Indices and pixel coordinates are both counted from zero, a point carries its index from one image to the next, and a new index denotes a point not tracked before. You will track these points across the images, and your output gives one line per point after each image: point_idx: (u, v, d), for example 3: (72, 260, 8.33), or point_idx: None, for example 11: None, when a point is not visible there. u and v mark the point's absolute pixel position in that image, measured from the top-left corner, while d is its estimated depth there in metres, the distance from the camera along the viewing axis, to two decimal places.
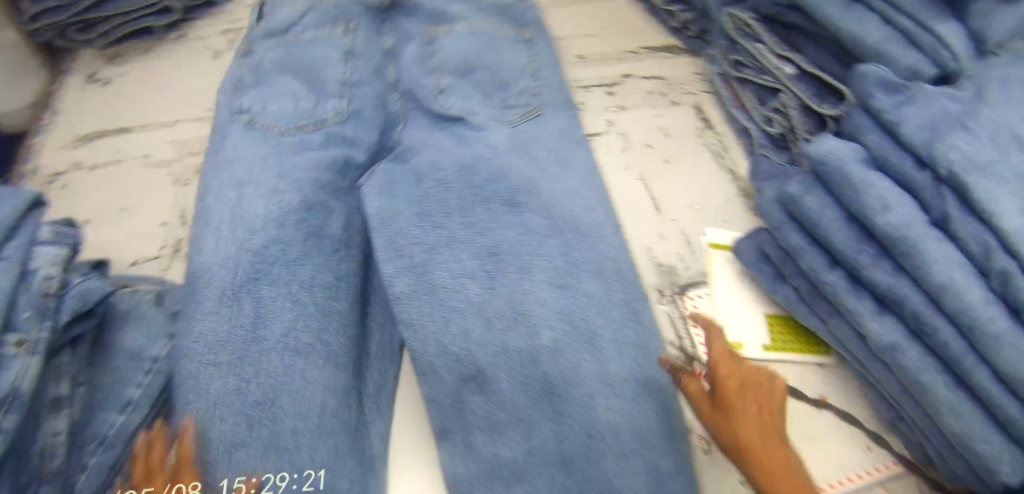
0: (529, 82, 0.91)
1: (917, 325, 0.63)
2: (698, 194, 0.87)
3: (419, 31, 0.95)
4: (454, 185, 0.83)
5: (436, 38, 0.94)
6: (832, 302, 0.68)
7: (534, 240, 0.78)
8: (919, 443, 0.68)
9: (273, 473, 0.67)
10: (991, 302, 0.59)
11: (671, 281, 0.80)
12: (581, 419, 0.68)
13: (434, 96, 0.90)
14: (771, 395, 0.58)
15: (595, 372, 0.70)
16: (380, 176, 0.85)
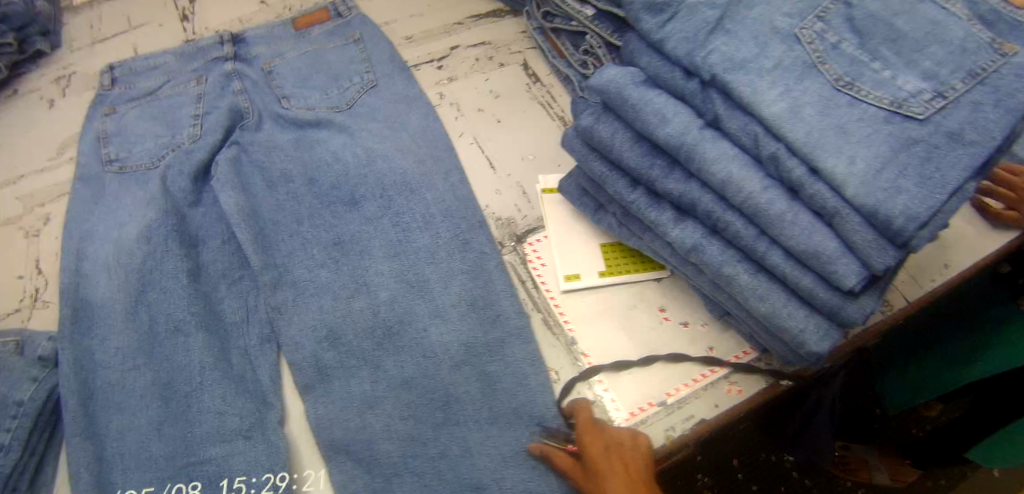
0: (365, 71, 0.97)
1: (711, 224, 0.66)
2: (524, 144, 0.92)
3: (256, 51, 1.01)
4: (303, 197, 0.88)
5: (272, 64, 0.99)
6: (639, 218, 0.71)
7: (372, 227, 0.84)
8: (751, 334, 0.71)
9: (274, 474, 0.72)
10: (768, 186, 0.62)
11: (510, 231, 0.84)
12: (414, 347, 0.76)
13: (275, 103, 0.96)
14: (607, 450, 0.64)
15: (426, 310, 0.78)
16: (226, 166, 0.89)
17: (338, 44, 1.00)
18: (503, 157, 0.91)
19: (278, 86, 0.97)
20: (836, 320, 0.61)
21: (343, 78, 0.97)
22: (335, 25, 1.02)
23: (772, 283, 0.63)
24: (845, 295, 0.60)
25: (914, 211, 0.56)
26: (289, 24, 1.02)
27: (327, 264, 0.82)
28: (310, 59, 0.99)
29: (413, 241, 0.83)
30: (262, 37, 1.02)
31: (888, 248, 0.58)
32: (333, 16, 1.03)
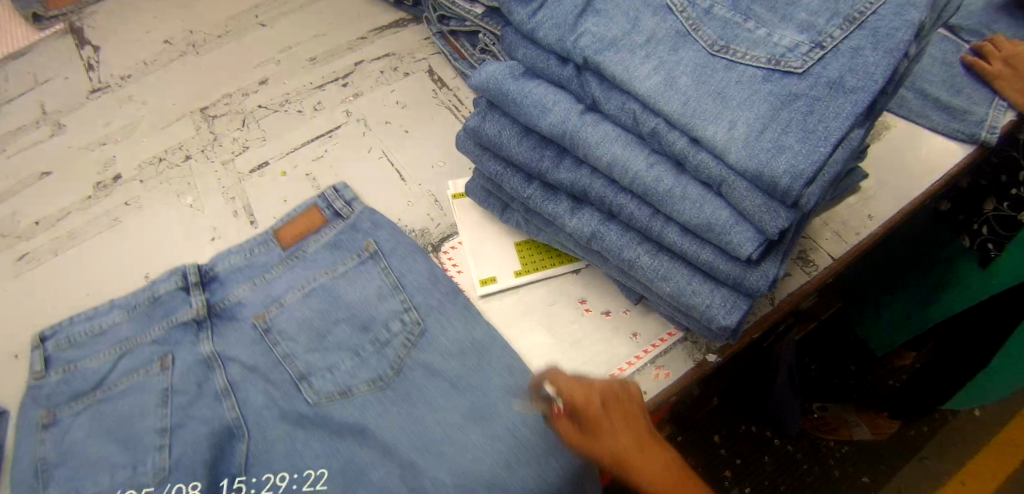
0: (403, 304, 0.73)
1: (606, 209, 0.64)
2: (435, 152, 0.91)
3: (241, 294, 0.75)
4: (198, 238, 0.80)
5: (267, 315, 0.72)
6: (539, 212, 0.69)
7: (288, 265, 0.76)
8: (671, 316, 0.68)
9: (273, 474, 0.66)
10: (654, 163, 0.60)
11: (425, 242, 0.83)
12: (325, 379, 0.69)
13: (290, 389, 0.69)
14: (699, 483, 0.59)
15: (330, 337, 0.71)
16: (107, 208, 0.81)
17: (351, 264, 0.75)
18: (415, 167, 0.90)
19: (282, 348, 0.71)
20: (742, 291, 0.58)
21: (377, 324, 0.72)
22: (335, 234, 0.77)
23: (674, 261, 0.61)
24: (745, 264, 0.57)
25: (798, 168, 0.53)
26: (273, 238, 0.78)
27: (249, 309, 0.74)
28: (326, 298, 0.73)
29: (327, 273, 0.75)
30: (244, 274, 0.76)
31: (779, 211, 0.55)
32: (332, 219, 0.79)
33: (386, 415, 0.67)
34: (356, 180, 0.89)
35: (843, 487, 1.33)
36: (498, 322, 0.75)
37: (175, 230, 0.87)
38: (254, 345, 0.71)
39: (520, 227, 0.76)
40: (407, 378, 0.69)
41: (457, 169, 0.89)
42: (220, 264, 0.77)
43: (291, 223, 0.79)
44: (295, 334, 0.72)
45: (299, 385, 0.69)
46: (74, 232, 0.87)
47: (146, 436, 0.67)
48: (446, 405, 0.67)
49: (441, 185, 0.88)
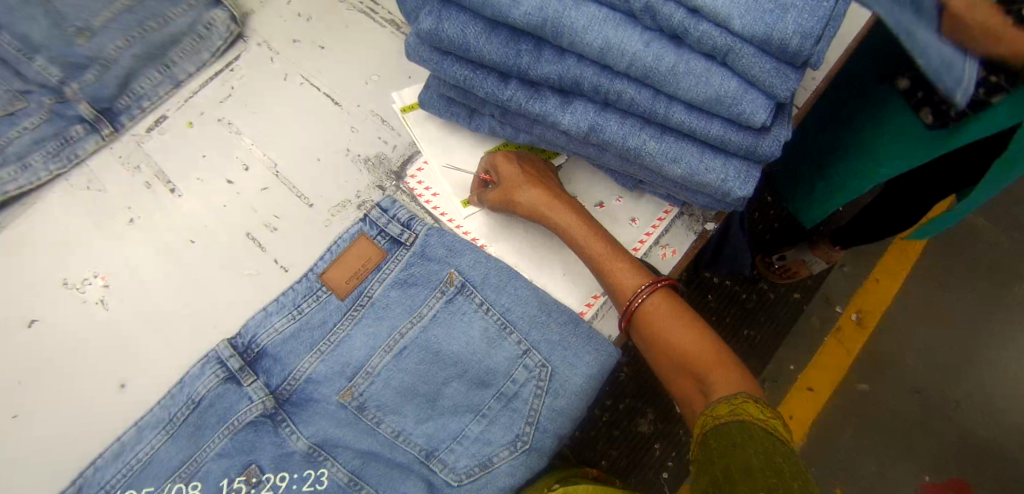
0: (518, 347, 0.66)
1: (603, 98, 0.60)
2: (365, 65, 0.79)
3: (309, 367, 0.65)
4: (168, 251, 0.72)
5: (357, 389, 0.64)
6: (522, 114, 0.64)
7: (298, 241, 0.72)
8: (668, 194, 0.68)
9: (273, 473, 0.63)
10: (651, 40, 0.56)
11: (386, 170, 0.74)
12: (356, 356, 0.65)
13: (405, 452, 0.65)
14: (610, 240, 0.67)
15: (340, 307, 0.66)
16: (42, 236, 0.72)
17: (354, 234, 0.68)
18: (348, 86, 0.78)
19: (389, 424, 0.65)
20: (753, 159, 0.59)
21: (498, 377, 0.66)
22: (400, 269, 0.67)
23: (682, 141, 0.60)
24: (755, 132, 0.58)
25: (807, 27, 0.52)
26: (322, 287, 0.66)
27: (277, 326, 0.65)
28: (425, 355, 0.66)
29: (336, 248, 0.67)
30: (287, 338, 0.65)
31: (789, 73, 0.55)
32: (393, 251, 0.68)
33: (418, 372, 0.66)
34: (283, 117, 0.77)
35: (778, 305, 1.48)
36: (499, 241, 0.72)
37: (84, 220, 0.73)
38: (262, 338, 0.65)
39: (494, 133, 0.71)
40: (428, 328, 0.66)
41: (396, 79, 0.79)
42: (267, 334, 0.65)
43: (339, 261, 0.67)
44: (311, 314, 0.66)
45: (328, 363, 0.65)
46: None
47: (167, 459, 0.61)
48: (475, 343, 0.66)
49: (383, 102, 0.77)
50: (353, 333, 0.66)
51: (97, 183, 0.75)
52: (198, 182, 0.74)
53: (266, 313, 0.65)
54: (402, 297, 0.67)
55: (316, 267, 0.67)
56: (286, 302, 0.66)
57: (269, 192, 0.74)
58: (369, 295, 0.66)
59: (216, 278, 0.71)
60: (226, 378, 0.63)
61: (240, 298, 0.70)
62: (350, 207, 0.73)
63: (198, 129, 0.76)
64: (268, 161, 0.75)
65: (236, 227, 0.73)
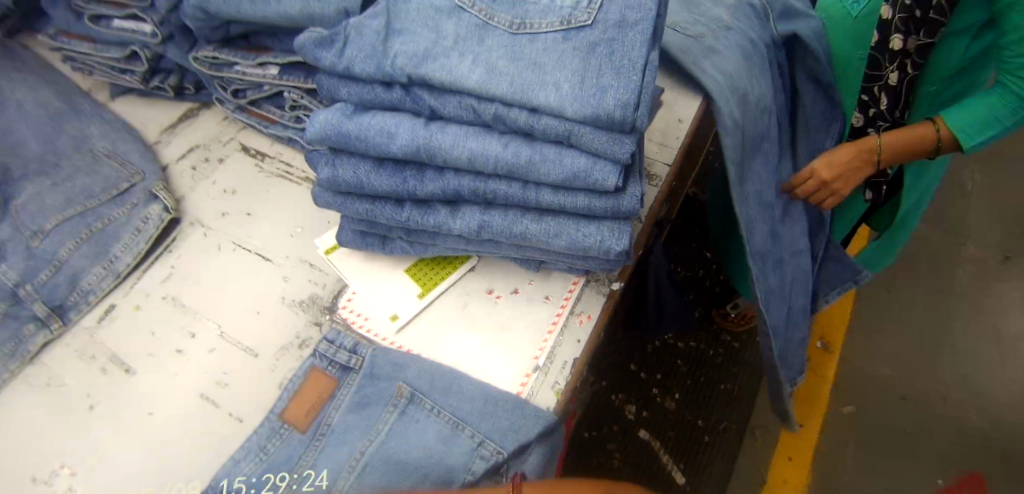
0: (473, 441, 0.68)
1: (483, 198, 0.69)
2: (287, 221, 0.89)
3: None
4: (124, 428, 0.76)
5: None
6: (422, 229, 0.73)
7: (249, 387, 0.77)
8: (568, 266, 0.76)
9: None
10: (507, 142, 0.67)
11: (319, 307, 0.81)
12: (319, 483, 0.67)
13: None
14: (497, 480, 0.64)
15: (301, 440, 0.70)
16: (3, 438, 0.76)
17: (307, 370, 0.74)
18: (273, 242, 0.87)
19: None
20: (622, 216, 0.68)
21: (457, 473, 0.66)
22: (351, 391, 0.72)
23: (558, 218, 0.69)
24: (615, 194, 0.67)
25: (624, 98, 0.63)
26: (283, 424, 0.71)
27: (244, 471, 0.68)
28: (387, 469, 0.67)
29: (290, 385, 0.74)
30: (255, 480, 0.68)
31: (623, 140, 0.65)
32: (344, 377, 0.74)
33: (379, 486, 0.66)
34: (220, 281, 0.85)
35: (747, 353, 1.49)
36: (428, 349, 0.76)
37: (45, 418, 0.77)
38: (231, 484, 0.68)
39: (406, 253, 0.79)
40: (384, 440, 0.68)
41: (317, 225, 0.88)
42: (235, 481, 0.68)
43: (297, 397, 0.73)
44: (277, 451, 0.70)
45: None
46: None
47: None
48: (433, 443, 0.68)
49: (307, 248, 0.86)
50: (314, 462, 0.68)
51: (54, 378, 0.80)
52: (150, 358, 0.80)
53: (232, 462, 0.69)
54: (357, 416, 0.70)
55: (275, 407, 0.72)
56: (251, 446, 0.70)
57: (215, 352, 0.79)
58: (327, 422, 0.70)
59: (174, 444, 0.74)
60: None
61: (200, 457, 0.73)
62: (292, 348, 0.79)
63: (144, 310, 0.84)
64: (212, 323, 0.81)
65: (187, 393, 0.77)
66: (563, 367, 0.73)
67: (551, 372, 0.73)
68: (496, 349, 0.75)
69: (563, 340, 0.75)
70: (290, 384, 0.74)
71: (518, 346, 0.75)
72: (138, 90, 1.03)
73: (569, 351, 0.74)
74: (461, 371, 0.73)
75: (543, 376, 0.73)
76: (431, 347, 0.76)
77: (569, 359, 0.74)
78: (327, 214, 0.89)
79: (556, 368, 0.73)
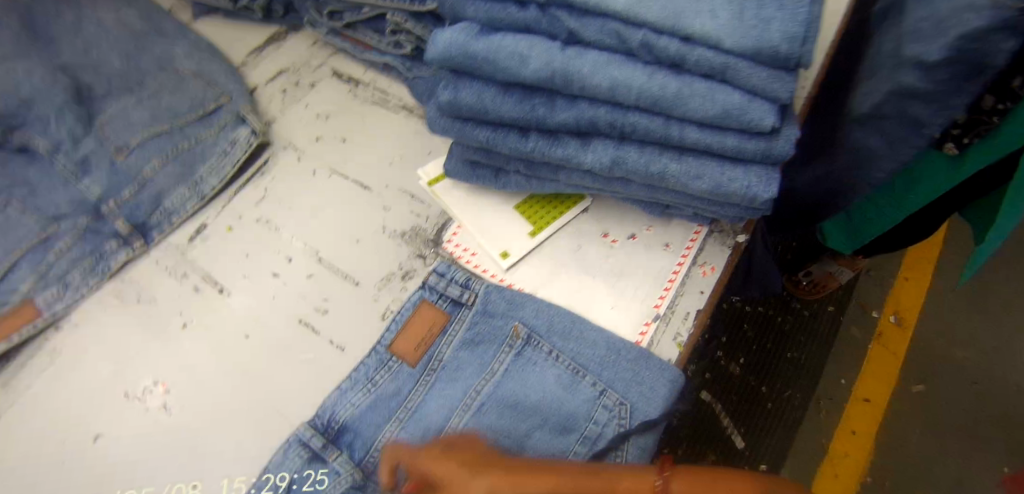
0: (594, 389, 0.66)
1: (618, 132, 0.64)
2: (385, 150, 0.84)
3: (390, 437, 0.66)
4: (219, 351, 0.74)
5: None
6: (547, 162, 0.68)
7: (351, 315, 0.74)
8: (696, 212, 0.71)
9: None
10: (653, 72, 0.61)
11: (423, 239, 0.77)
12: (435, 418, 0.66)
13: None
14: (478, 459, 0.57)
15: (412, 373, 0.69)
16: (92, 353, 0.75)
17: (415, 301, 0.72)
18: (370, 171, 0.83)
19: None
20: (772, 161, 0.63)
21: (579, 420, 0.64)
22: (464, 327, 0.69)
23: (701, 159, 0.64)
24: (768, 136, 0.62)
25: (793, 32, 0.58)
26: (392, 355, 0.69)
27: (354, 400, 0.67)
28: (504, 408, 0.65)
29: (399, 317, 0.71)
30: (366, 411, 0.67)
31: (785, 77, 0.60)
32: (456, 312, 0.71)
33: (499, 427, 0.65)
34: (316, 207, 0.81)
35: (815, 322, 1.45)
36: (543, 289, 0.72)
37: (136, 335, 0.75)
38: (343, 413, 0.67)
39: (519, 187, 0.74)
40: (501, 380, 0.66)
41: (416, 156, 0.83)
42: (345, 410, 0.67)
43: (406, 329, 0.70)
44: (390, 382, 0.68)
45: (409, 429, 0.66)
46: (10, 381, 0.74)
47: None
48: (553, 389, 0.66)
49: (407, 178, 0.82)
50: (427, 397, 0.67)
51: (145, 296, 0.78)
52: (245, 279, 0.77)
53: (341, 389, 0.68)
54: (469, 355, 0.68)
55: (383, 337, 0.70)
56: (359, 374, 0.68)
57: (314, 277, 0.77)
58: (439, 358, 0.69)
59: (273, 369, 0.72)
60: (310, 453, 0.65)
61: (301, 384, 0.71)
62: (395, 279, 0.75)
63: (237, 232, 0.80)
64: (310, 249, 0.78)
65: (284, 320, 0.75)
66: (685, 319, 0.69)
67: (672, 323, 0.69)
68: (614, 295, 0.71)
69: (685, 291, 0.71)
70: (398, 316, 0.71)
71: (636, 294, 0.71)
72: (222, 7, 0.97)
73: (691, 303, 0.70)
74: (579, 316, 0.69)
75: (664, 326, 0.69)
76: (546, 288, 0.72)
77: (692, 310, 0.70)
78: (428, 144, 0.84)
79: (677, 317, 0.70)
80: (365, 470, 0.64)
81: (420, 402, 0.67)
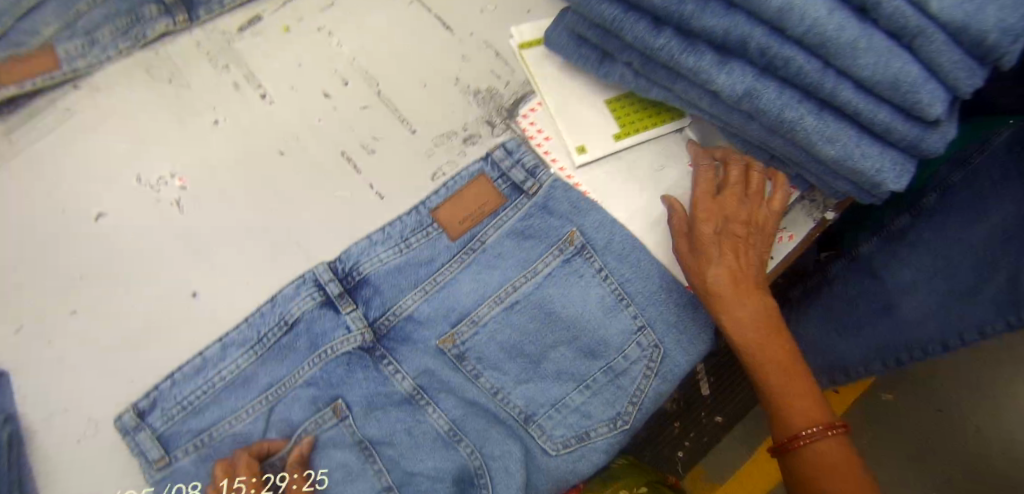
0: (633, 322, 0.62)
1: (765, 63, 0.55)
2: None
3: (411, 305, 0.61)
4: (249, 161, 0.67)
5: (459, 337, 0.61)
6: (669, 66, 0.59)
7: (400, 164, 0.67)
8: (801, 173, 0.64)
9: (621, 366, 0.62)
10: (837, 7, 0.51)
11: (496, 106, 0.69)
12: (463, 301, 0.61)
13: (515, 418, 0.61)
14: (752, 237, 0.61)
15: (449, 247, 0.62)
16: (110, 123, 0.67)
17: (471, 171, 0.64)
18: (456, 12, 0.72)
19: (489, 379, 0.61)
20: (913, 152, 0.56)
21: (610, 349, 0.62)
22: (518, 216, 0.63)
23: (841, 121, 0.56)
24: (923, 125, 0.55)
25: (1009, 24, 0.49)
26: (433, 221, 0.62)
27: (382, 256, 0.61)
28: (539, 313, 0.62)
29: (451, 184, 0.63)
30: (389, 271, 0.61)
31: (976, 68, 0.51)
32: (513, 197, 0.64)
33: (526, 331, 0.61)
34: (388, 33, 0.71)
35: None
36: (612, 200, 0.66)
37: (162, 118, 0.68)
38: (367, 267, 0.61)
39: (622, 83, 0.65)
40: (542, 283, 0.62)
41: (512, 10, 0.73)
42: (370, 262, 0.61)
43: (455, 198, 0.63)
44: (425, 249, 0.62)
45: (433, 303, 0.61)
46: (13, 129, 0.66)
47: (274, 385, 0.59)
48: (592, 312, 0.62)
49: (496, 32, 0.71)
50: (461, 278, 0.62)
51: (178, 78, 0.69)
52: (292, 90, 0.69)
53: (369, 243, 0.62)
54: (517, 247, 0.62)
55: (429, 200, 0.63)
56: (392, 232, 0.62)
57: (368, 110, 0.68)
58: (483, 241, 0.62)
59: (303, 198, 0.66)
60: (320, 295, 0.60)
61: (329, 223, 0.66)
62: (456, 139, 0.68)
63: (294, 35, 0.71)
64: (370, 77, 0.69)
65: (325, 148, 0.67)
66: None
67: None
68: None
69: None
70: (450, 183, 0.63)
71: None
72: None
73: None
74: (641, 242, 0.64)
75: None
76: (615, 200, 0.66)
77: None
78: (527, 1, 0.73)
79: None
80: (378, 335, 0.61)
81: (451, 280, 0.62)
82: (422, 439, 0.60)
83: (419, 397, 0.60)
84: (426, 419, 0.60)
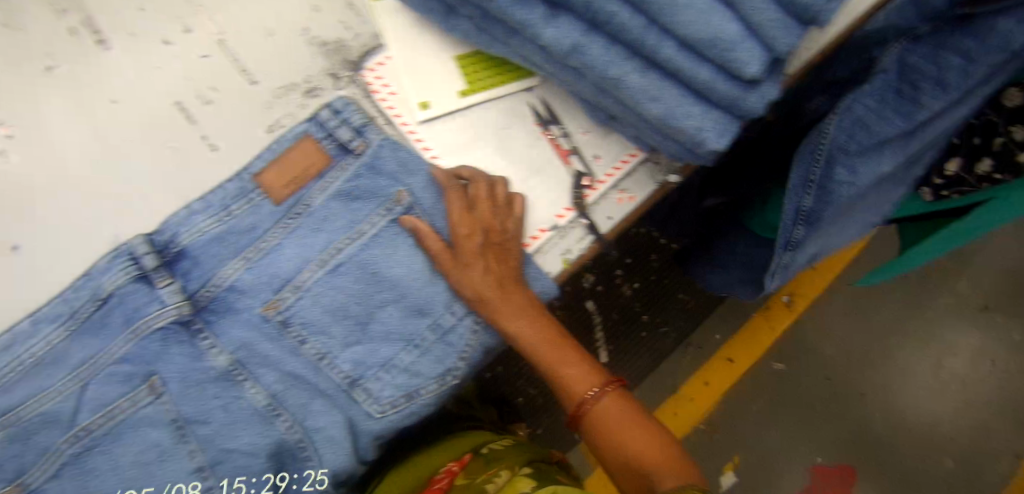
0: None
1: (591, 17, 0.55)
2: None
3: (233, 274, 0.61)
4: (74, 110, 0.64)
5: (282, 304, 0.60)
6: (502, 20, 0.58)
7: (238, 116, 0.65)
8: (637, 135, 0.65)
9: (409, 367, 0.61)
10: None
11: (343, 58, 0.67)
12: (286, 264, 0.61)
13: (341, 386, 0.61)
14: (510, 245, 0.63)
15: (273, 211, 0.62)
16: None
17: (298, 132, 0.63)
18: None
19: (314, 345, 0.61)
20: (735, 112, 0.57)
21: (436, 308, 0.63)
22: (346, 176, 0.62)
23: (666, 79, 0.57)
24: (743, 85, 0.55)
25: None
26: (259, 188, 0.61)
27: (202, 226, 0.61)
28: (362, 274, 0.61)
29: (281, 140, 0.62)
30: (207, 243, 0.61)
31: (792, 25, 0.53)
32: (340, 157, 0.63)
33: (352, 292, 0.61)
34: None
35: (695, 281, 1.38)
36: (453, 158, 0.66)
37: None
38: (189, 237, 0.61)
39: (466, 38, 0.65)
40: (372, 241, 0.62)
41: None
42: (188, 234, 0.61)
43: (280, 161, 0.62)
44: (249, 214, 0.61)
45: (255, 271, 0.61)
46: None
47: (83, 366, 0.58)
48: (416, 281, 0.63)
49: None
50: (284, 244, 0.61)
51: None
52: (126, 35, 0.66)
53: (187, 217, 0.61)
54: (345, 208, 0.62)
55: (250, 168, 0.62)
56: (211, 202, 0.61)
57: (208, 59, 0.66)
58: (304, 207, 0.62)
59: (132, 153, 0.64)
60: (135, 267, 0.59)
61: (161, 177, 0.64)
62: (297, 92, 0.66)
63: None
64: (212, 23, 0.67)
65: (160, 98, 0.65)
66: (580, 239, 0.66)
67: (567, 238, 0.66)
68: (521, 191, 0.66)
69: (593, 207, 0.67)
70: (274, 146, 0.62)
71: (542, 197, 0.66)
72: None
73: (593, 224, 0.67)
74: None
75: (558, 239, 0.66)
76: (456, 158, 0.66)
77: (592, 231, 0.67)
78: None
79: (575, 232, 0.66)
80: (196, 307, 0.60)
81: (277, 245, 0.61)
82: (239, 414, 0.60)
83: (236, 372, 0.60)
84: (247, 395, 0.60)
